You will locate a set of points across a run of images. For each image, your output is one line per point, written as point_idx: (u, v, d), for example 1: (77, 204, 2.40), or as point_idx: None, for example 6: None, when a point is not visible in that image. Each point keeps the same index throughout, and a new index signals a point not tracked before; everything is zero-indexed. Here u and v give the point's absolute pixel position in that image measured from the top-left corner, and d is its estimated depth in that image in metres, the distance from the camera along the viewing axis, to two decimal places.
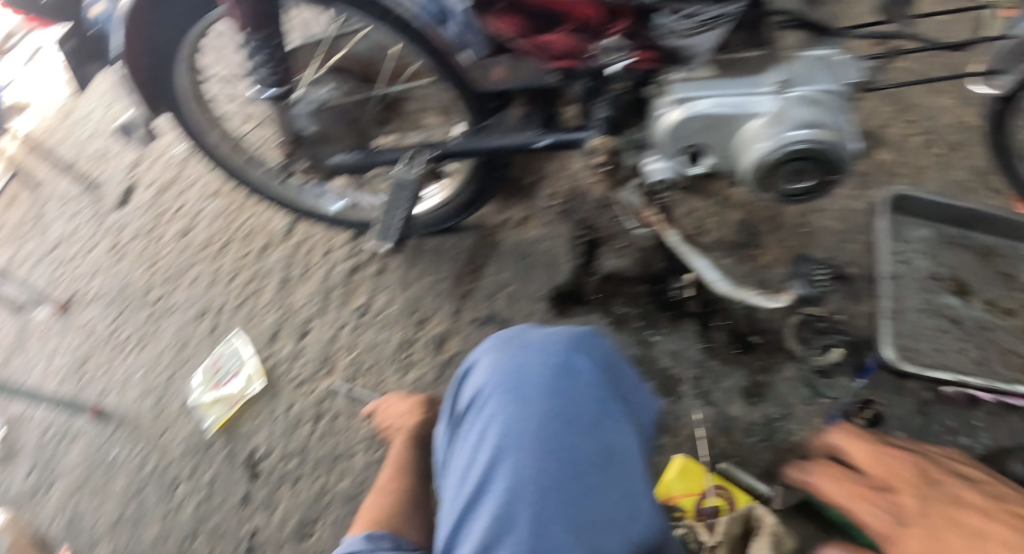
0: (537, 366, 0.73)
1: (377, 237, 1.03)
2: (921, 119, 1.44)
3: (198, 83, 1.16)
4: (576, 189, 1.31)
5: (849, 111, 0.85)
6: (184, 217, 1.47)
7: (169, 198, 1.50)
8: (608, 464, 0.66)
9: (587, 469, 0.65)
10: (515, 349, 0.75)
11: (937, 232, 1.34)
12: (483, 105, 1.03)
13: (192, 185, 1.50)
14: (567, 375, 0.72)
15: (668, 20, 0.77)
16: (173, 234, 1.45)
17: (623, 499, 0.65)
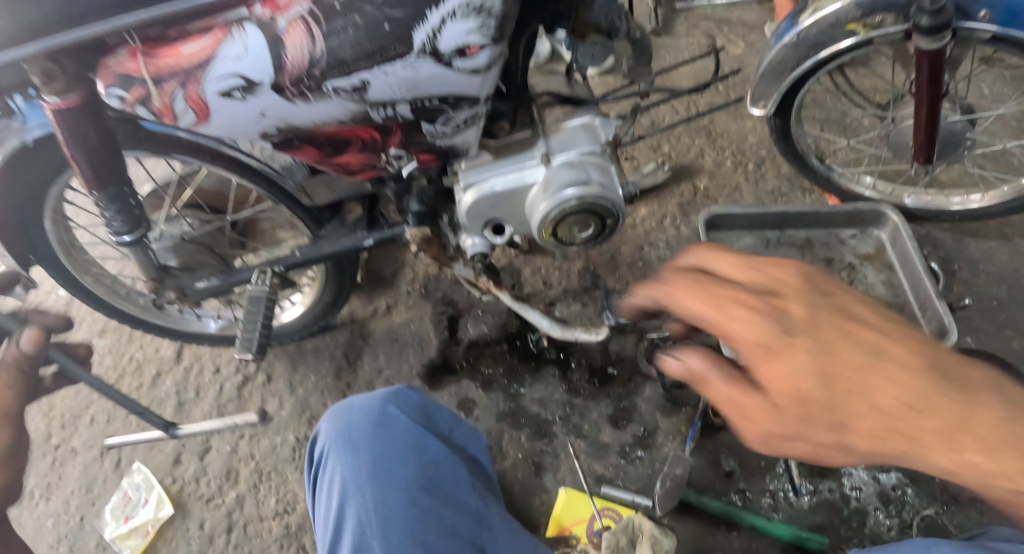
0: (363, 420, 0.93)
1: (241, 348, 1.11)
2: (730, 144, 1.66)
3: (66, 233, 1.24)
4: (431, 274, 1.52)
5: (608, 166, 0.98)
6: None
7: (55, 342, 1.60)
8: (432, 484, 0.88)
9: (414, 491, 0.86)
10: (344, 413, 0.94)
11: (759, 237, 1.52)
12: (319, 216, 1.20)
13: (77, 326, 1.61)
14: (386, 422, 0.93)
15: (431, 128, 0.90)
16: None
17: (447, 507, 0.87)
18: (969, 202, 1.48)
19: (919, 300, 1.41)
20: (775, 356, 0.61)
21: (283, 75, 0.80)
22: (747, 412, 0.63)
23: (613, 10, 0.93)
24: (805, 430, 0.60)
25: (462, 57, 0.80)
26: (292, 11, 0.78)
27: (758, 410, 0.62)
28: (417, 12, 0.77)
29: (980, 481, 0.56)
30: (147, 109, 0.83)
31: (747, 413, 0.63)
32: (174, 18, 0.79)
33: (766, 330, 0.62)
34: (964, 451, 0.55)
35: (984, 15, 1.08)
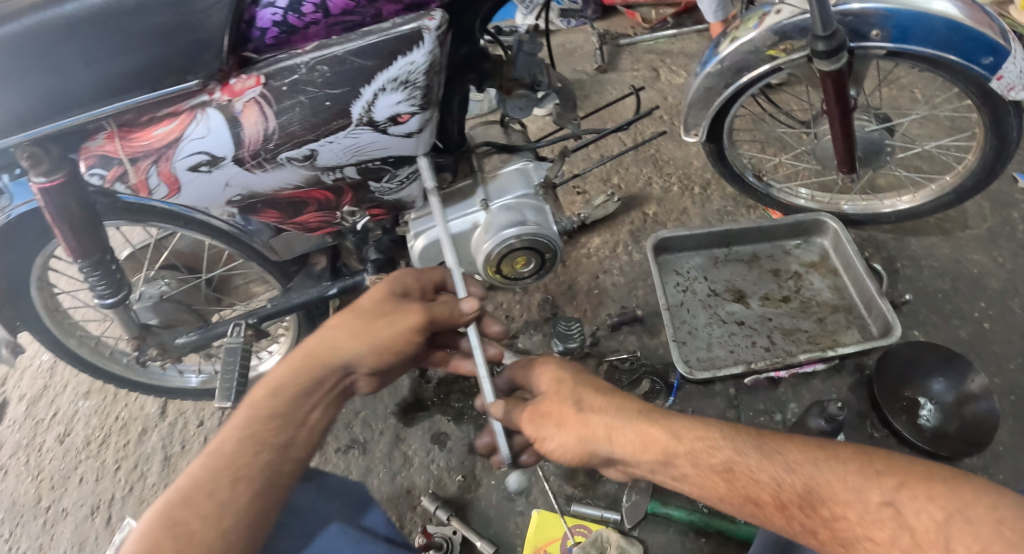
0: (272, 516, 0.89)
1: (220, 398, 1.13)
2: (675, 171, 1.77)
3: (52, 298, 1.34)
4: None
5: (542, 205, 1.07)
6: (61, 421, 1.65)
7: (43, 407, 1.68)
8: None
9: None
10: None
11: (707, 255, 1.61)
12: (287, 270, 1.27)
13: (63, 390, 1.70)
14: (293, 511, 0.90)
15: (378, 185, 1.00)
16: (52, 440, 1.63)
17: None
18: (898, 204, 1.56)
19: (865, 299, 1.51)
20: (556, 386, 0.93)
21: (242, 149, 0.90)
22: (536, 427, 0.91)
23: (534, 67, 1.02)
24: (569, 428, 0.88)
25: (396, 124, 0.92)
26: (247, 94, 0.86)
27: (545, 417, 0.91)
28: (353, 90, 0.87)
29: (687, 448, 0.82)
30: (125, 186, 0.92)
31: (537, 425, 0.92)
32: (145, 105, 0.86)
33: (553, 372, 0.95)
34: (663, 430, 0.84)
35: (876, 35, 1.12)
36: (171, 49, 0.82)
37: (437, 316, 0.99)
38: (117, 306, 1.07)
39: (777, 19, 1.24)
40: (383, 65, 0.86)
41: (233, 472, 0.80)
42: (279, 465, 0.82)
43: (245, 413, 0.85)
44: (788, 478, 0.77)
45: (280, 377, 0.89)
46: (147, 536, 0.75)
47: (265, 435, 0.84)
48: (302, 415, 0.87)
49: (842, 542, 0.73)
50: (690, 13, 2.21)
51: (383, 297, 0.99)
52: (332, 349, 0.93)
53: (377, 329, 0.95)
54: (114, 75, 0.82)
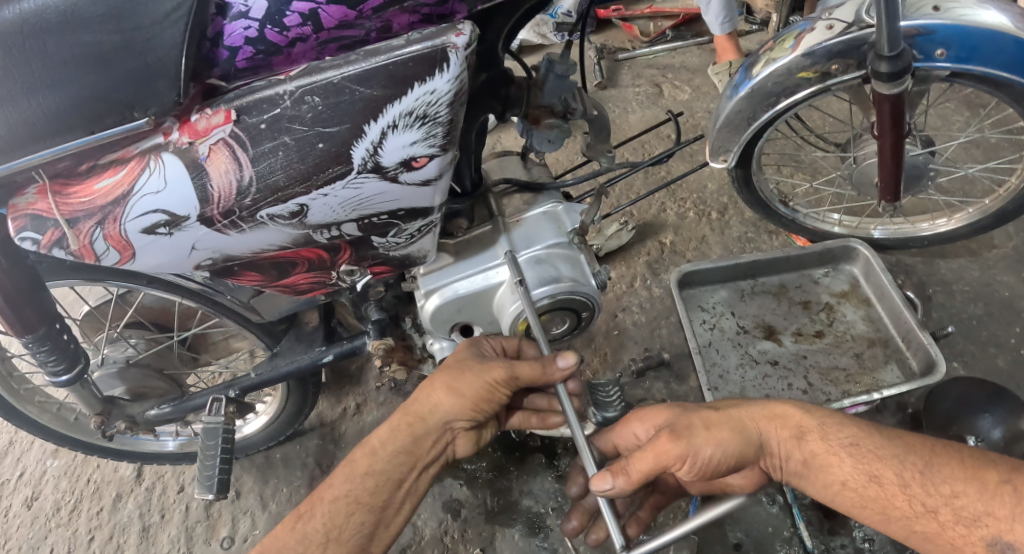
0: None
1: (201, 489, 1.01)
2: (690, 195, 1.66)
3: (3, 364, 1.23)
4: None
5: (578, 256, 0.93)
6: (29, 484, 1.54)
7: (9, 466, 1.57)
8: None
9: None
10: None
11: (732, 289, 1.50)
12: (273, 329, 1.11)
13: (31, 446, 1.59)
14: None
15: (383, 241, 0.81)
16: (19, 504, 1.51)
17: None
18: (936, 227, 1.46)
19: (903, 333, 1.38)
20: (676, 414, 0.89)
21: (210, 206, 0.70)
22: (685, 443, 0.82)
23: (566, 91, 0.89)
24: (720, 423, 0.85)
25: (409, 170, 0.71)
26: (213, 134, 0.67)
27: (690, 427, 0.85)
28: (355, 127, 0.67)
29: (817, 420, 0.86)
30: (65, 252, 0.72)
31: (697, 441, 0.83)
32: (83, 151, 0.67)
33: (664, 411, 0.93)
34: (800, 407, 0.88)
35: (941, 54, 1.11)
36: (112, 81, 0.63)
37: (523, 372, 0.86)
38: (76, 381, 0.96)
39: (817, 40, 1.16)
40: (394, 95, 0.65)
41: (326, 534, 0.84)
42: (372, 527, 0.86)
43: (345, 473, 0.87)
44: (907, 461, 0.82)
45: (382, 438, 0.88)
46: None
47: (361, 498, 0.86)
48: (399, 477, 0.88)
49: (964, 521, 0.77)
50: (690, 24, 2.09)
51: (468, 354, 0.89)
52: (430, 408, 0.88)
53: (470, 388, 0.87)
54: (36, 117, 0.64)
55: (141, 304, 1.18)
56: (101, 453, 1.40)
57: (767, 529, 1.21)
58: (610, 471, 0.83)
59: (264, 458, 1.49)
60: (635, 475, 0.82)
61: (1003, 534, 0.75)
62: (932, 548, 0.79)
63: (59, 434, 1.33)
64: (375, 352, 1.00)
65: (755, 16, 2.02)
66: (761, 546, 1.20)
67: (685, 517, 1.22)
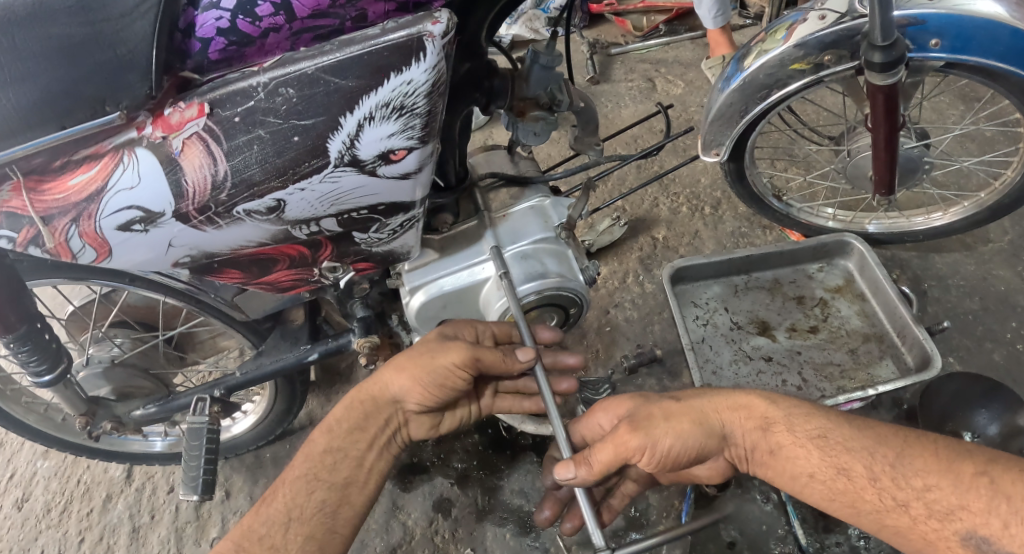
0: None
1: (186, 490, 1.00)
2: (683, 190, 1.65)
3: None
4: None
5: (565, 251, 0.92)
6: (18, 485, 1.53)
7: None
8: None
9: None
10: None
11: (725, 284, 1.48)
12: (258, 327, 1.10)
13: (20, 447, 1.58)
14: None
15: (365, 236, 0.79)
16: (8, 505, 1.50)
17: None
18: (931, 221, 1.44)
19: (898, 328, 1.37)
20: (636, 403, 0.89)
21: (185, 202, 0.68)
22: (643, 434, 0.83)
23: (552, 83, 0.87)
24: (680, 415, 0.85)
25: (388, 163, 0.69)
26: (186, 128, 0.65)
27: (650, 420, 0.85)
28: (331, 119, 0.65)
29: (784, 411, 0.85)
30: (41, 250, 0.71)
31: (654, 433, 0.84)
32: (56, 146, 0.65)
33: (625, 397, 0.91)
34: (764, 397, 0.87)
35: (935, 44, 1.09)
36: (81, 74, 0.61)
37: (486, 356, 0.85)
38: (59, 380, 0.95)
39: (809, 30, 1.15)
40: (370, 85, 0.64)
41: (286, 513, 0.82)
42: (335, 506, 0.84)
43: (303, 453, 0.87)
44: (878, 453, 0.79)
45: (337, 418, 0.88)
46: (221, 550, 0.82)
47: (321, 476, 0.85)
48: (357, 454, 0.87)
49: (936, 515, 0.75)
50: (683, 18, 2.07)
51: (432, 336, 0.88)
52: (382, 386, 0.89)
53: (420, 363, 0.86)
54: (7, 112, 0.62)
55: (126, 303, 1.16)
56: (91, 454, 1.39)
57: (761, 528, 1.19)
58: (573, 461, 0.85)
59: (254, 458, 1.47)
60: (596, 467, 0.83)
61: (978, 528, 0.73)
62: (904, 541, 0.77)
63: (47, 435, 1.31)
64: (361, 349, 0.98)
65: (749, 10, 2.00)
66: (755, 545, 1.18)
67: (677, 515, 1.21)
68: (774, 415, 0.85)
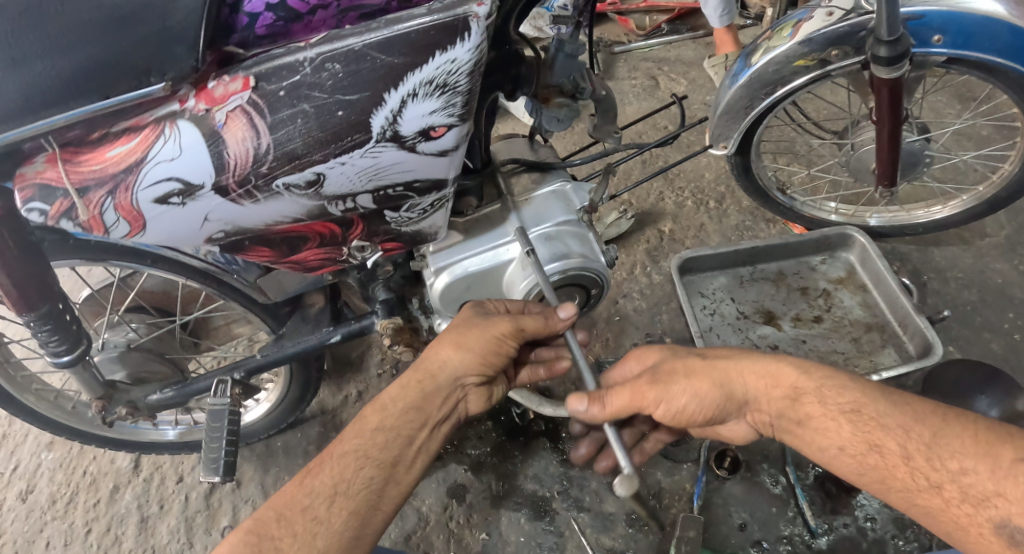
0: None
1: (206, 472, 0.99)
2: (688, 184, 1.68)
3: None
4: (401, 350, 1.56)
5: (587, 233, 0.94)
6: (23, 477, 1.52)
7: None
8: None
9: None
10: None
11: (731, 275, 1.51)
12: (277, 312, 1.12)
13: (24, 439, 1.57)
14: None
15: (396, 215, 0.81)
16: (13, 498, 1.49)
17: None
18: (931, 214, 1.48)
19: (899, 317, 1.40)
20: (664, 355, 0.95)
21: (226, 174, 0.69)
22: (661, 389, 0.90)
23: (575, 71, 0.90)
24: (700, 374, 0.90)
25: (427, 139, 0.71)
26: (230, 101, 0.67)
27: (670, 375, 0.91)
28: (375, 95, 0.67)
29: (816, 383, 0.86)
30: (73, 224, 0.70)
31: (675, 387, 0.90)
32: (95, 117, 0.67)
33: (656, 352, 0.97)
34: (793, 366, 0.88)
35: (938, 40, 1.13)
36: (129, 44, 0.63)
37: (529, 324, 0.88)
38: (76, 363, 0.93)
39: (815, 27, 1.18)
40: (414, 63, 0.66)
41: (333, 487, 0.79)
42: (382, 484, 0.81)
43: (355, 428, 0.84)
44: (912, 432, 0.80)
45: (392, 395, 0.86)
46: (257, 519, 0.77)
47: (371, 454, 0.82)
48: (408, 433, 0.84)
49: (970, 500, 0.75)
50: (685, 18, 2.10)
51: (469, 313, 0.90)
52: (439, 365, 0.88)
53: (472, 340, 0.87)
54: (50, 81, 0.63)
55: (143, 288, 1.18)
56: (100, 444, 1.39)
57: (771, 510, 1.24)
58: (587, 396, 0.91)
59: (265, 447, 1.48)
60: (610, 408, 0.90)
61: (1013, 517, 0.72)
62: (934, 521, 0.78)
63: (56, 423, 1.31)
64: (384, 330, 0.99)
65: (750, 11, 2.04)
66: (766, 527, 1.22)
67: (689, 498, 1.24)
68: (804, 386, 0.87)
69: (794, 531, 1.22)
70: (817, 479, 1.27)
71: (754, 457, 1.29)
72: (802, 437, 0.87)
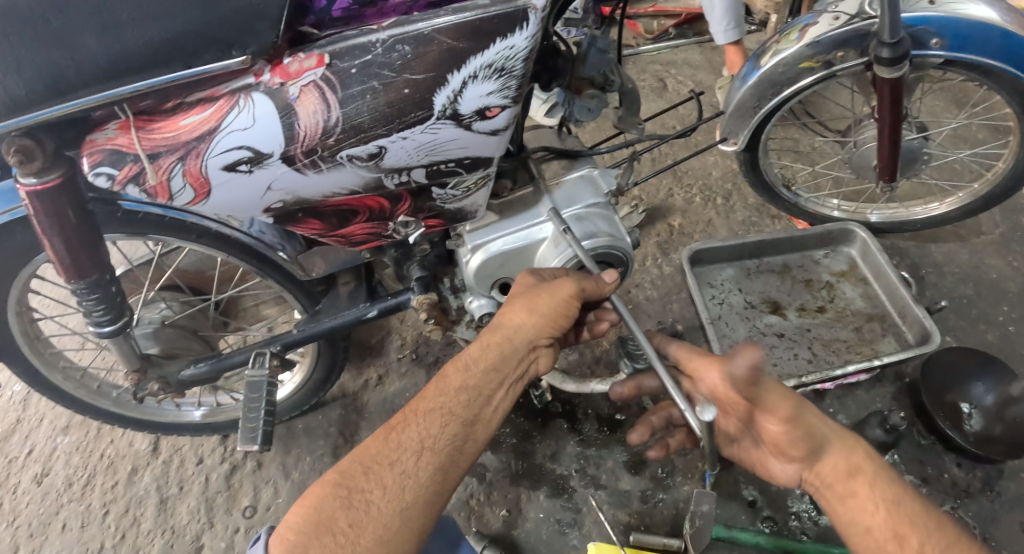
0: None
1: (244, 442, 1.02)
2: (696, 181, 1.74)
3: (32, 325, 1.23)
4: (419, 337, 1.61)
5: (614, 215, 1.01)
6: (38, 460, 1.54)
7: (15, 444, 1.56)
8: None
9: None
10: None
11: (739, 267, 1.57)
12: (312, 290, 1.17)
13: (39, 423, 1.59)
14: None
15: (442, 192, 0.88)
16: (29, 480, 1.51)
17: None
18: (930, 210, 1.55)
19: (899, 308, 1.47)
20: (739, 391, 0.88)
21: (294, 144, 0.76)
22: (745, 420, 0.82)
23: (605, 66, 0.96)
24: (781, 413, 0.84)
25: (483, 118, 0.78)
26: (304, 77, 0.74)
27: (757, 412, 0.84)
28: (439, 76, 0.74)
29: (875, 470, 0.84)
30: (139, 188, 0.77)
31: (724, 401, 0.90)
32: (171, 88, 0.73)
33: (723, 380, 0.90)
34: (860, 443, 0.86)
35: (935, 43, 1.20)
36: (216, 18, 0.69)
37: (590, 286, 0.91)
38: (118, 332, 0.95)
39: (821, 31, 1.25)
40: (477, 48, 0.73)
41: (420, 442, 0.81)
42: (464, 440, 0.83)
43: (437, 387, 0.86)
44: (932, 536, 0.79)
45: (472, 357, 0.89)
46: (344, 470, 0.79)
47: (455, 411, 0.85)
48: (489, 392, 0.87)
49: None
50: (692, 23, 2.18)
51: (529, 280, 0.93)
52: (514, 328, 0.90)
53: (541, 303, 0.90)
54: (138, 49, 0.69)
55: (178, 266, 1.23)
56: (123, 423, 1.42)
57: (779, 487, 1.30)
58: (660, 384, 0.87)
59: (285, 430, 1.52)
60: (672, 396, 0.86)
61: None
62: None
63: (83, 401, 1.34)
64: (419, 306, 1.04)
65: (754, 17, 2.12)
66: (774, 503, 1.28)
67: (701, 476, 1.30)
68: (859, 464, 0.84)
69: (802, 508, 1.28)
70: None
71: None
72: (831, 508, 0.84)
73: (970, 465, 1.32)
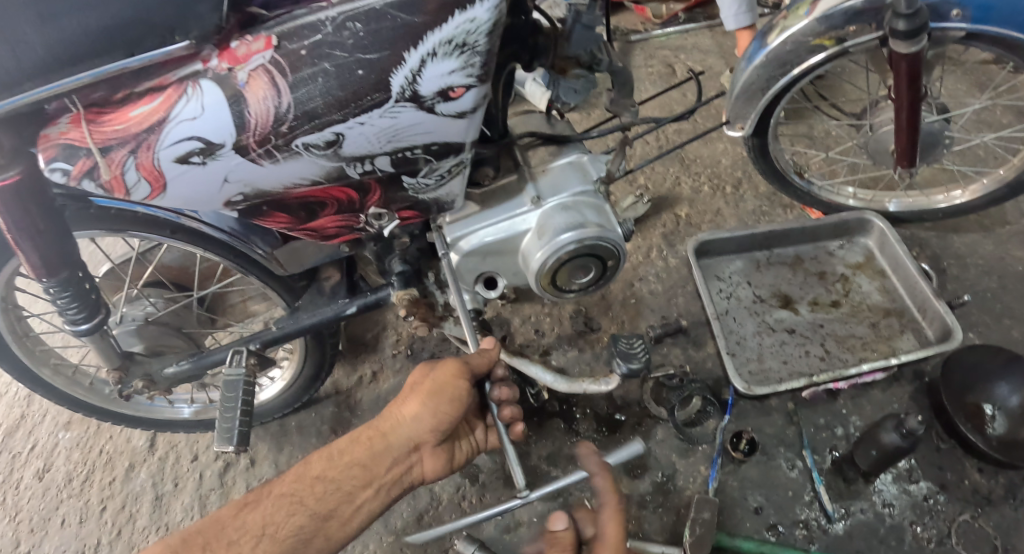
0: None
1: (220, 442, 0.97)
2: (705, 169, 1.66)
3: (19, 322, 1.19)
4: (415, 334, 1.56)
5: (603, 204, 0.95)
6: (39, 456, 1.51)
7: (19, 438, 1.54)
8: None
9: None
10: None
11: (747, 259, 1.50)
12: (294, 286, 1.13)
13: (41, 419, 1.56)
14: None
15: (413, 181, 0.84)
16: (30, 476, 1.49)
17: None
18: (952, 198, 1.46)
19: (918, 302, 1.38)
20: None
21: (246, 134, 0.72)
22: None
23: (592, 43, 0.89)
24: None
25: (446, 100, 0.74)
26: (252, 61, 0.69)
27: None
28: (395, 54, 0.70)
29: None
30: (95, 183, 0.73)
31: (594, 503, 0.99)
32: (119, 77, 0.68)
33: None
34: None
35: (956, 14, 1.11)
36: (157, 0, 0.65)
37: (472, 358, 0.95)
38: (95, 332, 0.87)
39: (832, 4, 1.16)
40: (434, 22, 0.69)
41: (263, 527, 0.89)
42: (310, 534, 0.89)
43: (298, 472, 0.94)
44: None
45: (343, 448, 0.95)
46: (197, 528, 0.89)
47: (307, 502, 0.91)
48: (348, 489, 0.92)
49: None
50: (703, 6, 2.09)
51: (425, 369, 0.97)
52: (394, 426, 0.94)
53: (426, 390, 0.93)
54: (77, 37, 0.65)
55: (161, 262, 1.20)
56: (117, 420, 1.39)
57: (787, 494, 1.23)
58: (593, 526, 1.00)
59: (280, 427, 1.48)
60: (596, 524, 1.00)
61: None
62: None
63: (74, 398, 1.30)
64: (399, 302, 0.99)
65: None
66: (781, 510, 1.22)
67: (704, 481, 1.24)
68: None
69: (810, 516, 1.21)
70: (834, 463, 1.25)
71: (770, 440, 1.28)
72: None
73: (992, 471, 1.23)
